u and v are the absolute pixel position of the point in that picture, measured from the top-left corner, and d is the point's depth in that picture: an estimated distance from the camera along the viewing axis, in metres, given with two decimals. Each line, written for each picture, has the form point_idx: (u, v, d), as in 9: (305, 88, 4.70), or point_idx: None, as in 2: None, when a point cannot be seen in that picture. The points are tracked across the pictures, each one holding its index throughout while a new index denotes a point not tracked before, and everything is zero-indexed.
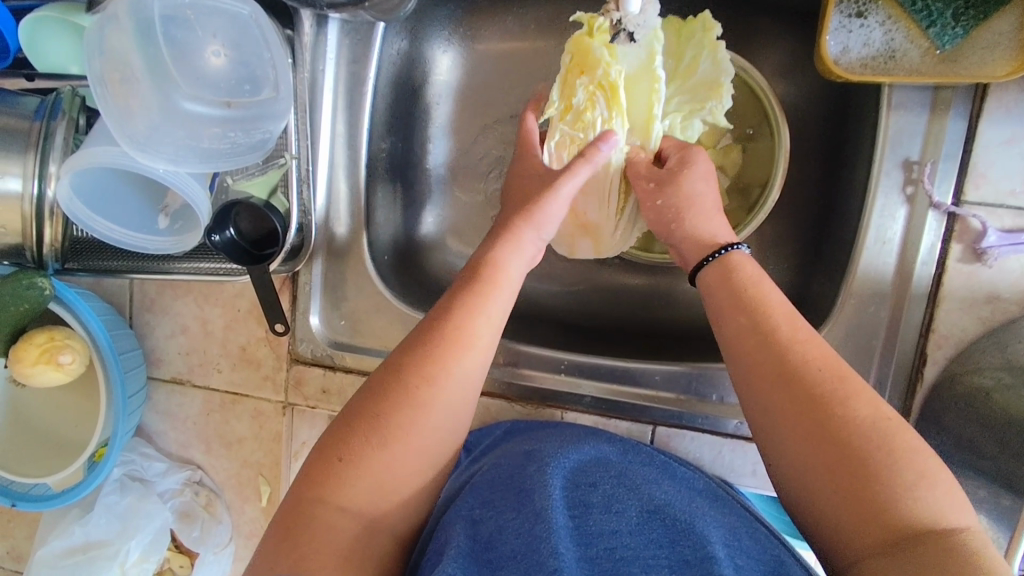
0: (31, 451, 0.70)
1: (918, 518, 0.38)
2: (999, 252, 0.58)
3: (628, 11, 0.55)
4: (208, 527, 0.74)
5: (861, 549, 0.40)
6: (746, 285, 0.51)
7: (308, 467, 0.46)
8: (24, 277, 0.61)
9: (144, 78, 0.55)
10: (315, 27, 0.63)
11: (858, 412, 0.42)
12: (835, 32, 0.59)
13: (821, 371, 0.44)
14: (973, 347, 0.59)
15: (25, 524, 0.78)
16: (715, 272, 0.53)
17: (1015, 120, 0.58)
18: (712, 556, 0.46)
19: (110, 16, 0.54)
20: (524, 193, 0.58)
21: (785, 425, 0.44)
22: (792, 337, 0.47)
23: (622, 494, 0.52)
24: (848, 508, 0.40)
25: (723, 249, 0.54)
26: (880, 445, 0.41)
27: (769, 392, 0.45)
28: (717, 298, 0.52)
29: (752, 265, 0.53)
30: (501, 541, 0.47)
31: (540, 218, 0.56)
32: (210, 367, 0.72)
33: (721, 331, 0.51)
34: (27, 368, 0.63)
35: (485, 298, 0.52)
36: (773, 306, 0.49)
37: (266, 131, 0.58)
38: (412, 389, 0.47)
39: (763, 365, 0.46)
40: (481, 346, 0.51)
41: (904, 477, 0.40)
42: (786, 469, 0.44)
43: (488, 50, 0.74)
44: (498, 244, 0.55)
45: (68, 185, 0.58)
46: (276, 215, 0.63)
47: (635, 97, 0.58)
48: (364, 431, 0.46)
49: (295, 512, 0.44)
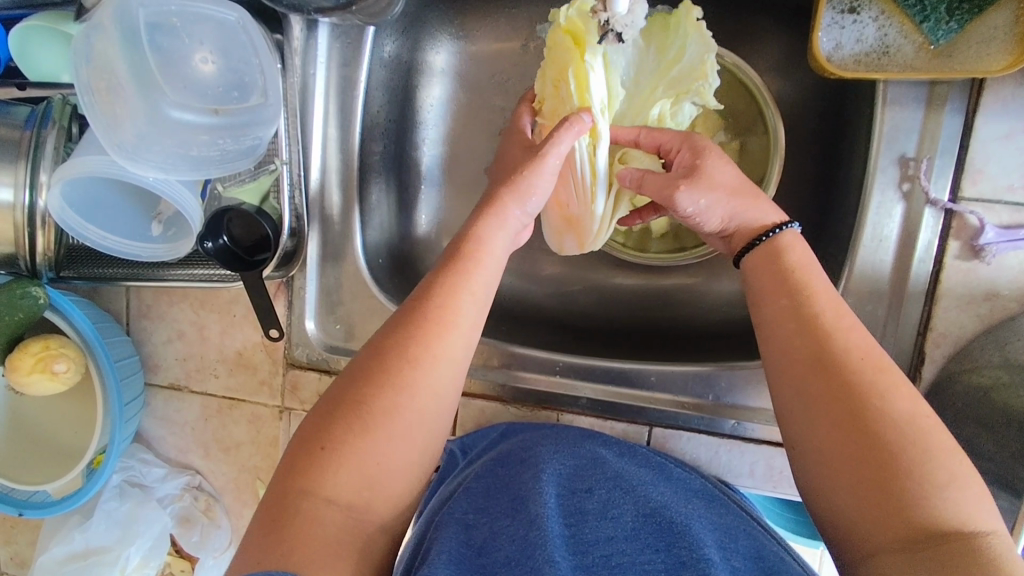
0: (30, 458, 0.70)
1: (942, 519, 0.38)
2: (997, 248, 0.58)
3: (615, 12, 0.54)
4: (207, 532, 0.74)
5: (875, 548, 0.40)
6: (793, 270, 0.49)
7: (292, 455, 0.46)
8: (18, 286, 0.61)
9: (132, 88, 0.55)
10: (304, 32, 0.63)
11: (895, 409, 0.42)
12: (828, 28, 0.59)
13: (862, 362, 0.44)
14: (972, 345, 0.58)
15: (27, 530, 0.78)
16: (758, 256, 0.52)
17: (1012, 115, 0.57)
18: (708, 557, 0.46)
19: (96, 24, 0.54)
20: (516, 167, 0.56)
21: (812, 416, 0.44)
22: (837, 325, 0.46)
23: (619, 500, 0.52)
24: (866, 507, 0.40)
25: (771, 231, 0.52)
26: (914, 441, 0.40)
27: (806, 378, 0.45)
28: (755, 287, 0.51)
29: (801, 248, 0.51)
30: (495, 547, 0.47)
31: (527, 194, 0.54)
32: (206, 372, 0.72)
33: (760, 316, 0.50)
34: (23, 377, 0.63)
35: (471, 276, 0.52)
36: (819, 290, 0.48)
37: (256, 136, 0.57)
38: (395, 371, 0.48)
39: (795, 358, 0.46)
40: (466, 325, 0.51)
41: (936, 475, 0.39)
42: (811, 458, 0.44)
43: (480, 51, 0.73)
44: (486, 216, 0.54)
45: (59, 195, 0.58)
46: (268, 219, 0.62)
47: (593, 83, 0.56)
48: (347, 414, 0.46)
49: (279, 505, 0.44)
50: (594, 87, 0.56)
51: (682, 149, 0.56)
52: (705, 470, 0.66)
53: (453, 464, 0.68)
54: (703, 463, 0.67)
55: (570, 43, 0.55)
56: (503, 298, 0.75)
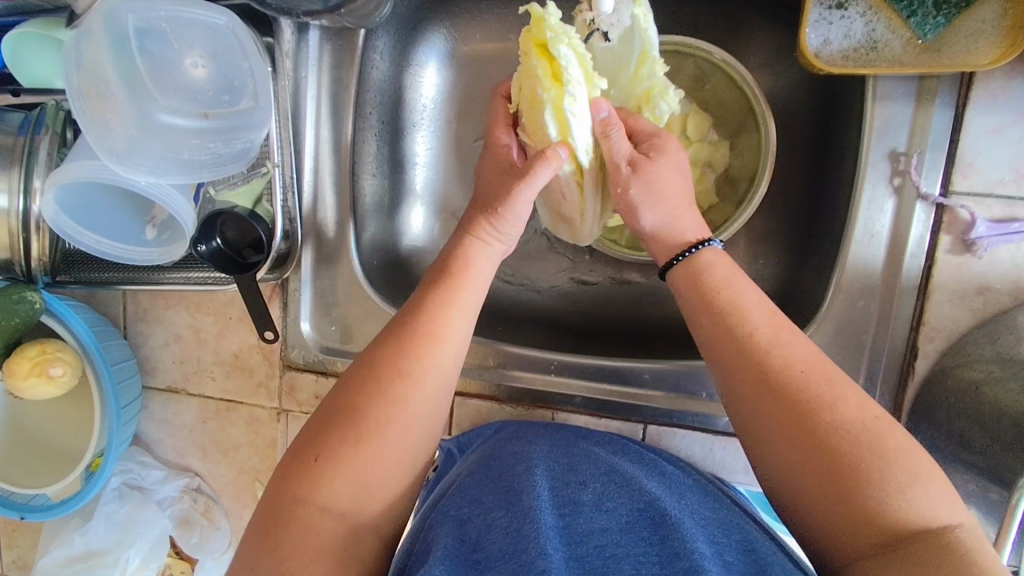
0: (30, 461, 0.71)
1: (912, 517, 0.38)
2: (988, 242, 0.58)
3: (600, 12, 0.56)
4: (206, 534, 0.75)
5: (851, 551, 0.40)
6: (716, 288, 0.50)
7: (285, 467, 0.47)
8: (15, 291, 0.62)
9: (121, 91, 0.54)
10: (294, 36, 0.64)
11: (845, 412, 0.42)
12: (815, 24, 0.58)
13: (804, 375, 0.44)
14: (964, 339, 0.59)
15: (28, 534, 0.78)
16: (680, 271, 0.53)
17: (1002, 108, 0.57)
18: (698, 550, 0.46)
19: (85, 31, 0.54)
20: (491, 197, 0.56)
21: (767, 432, 0.44)
22: (774, 339, 0.46)
23: (614, 493, 0.52)
24: (837, 513, 0.40)
25: (689, 249, 0.53)
26: (869, 447, 0.41)
27: (759, 399, 0.45)
28: (688, 299, 0.51)
29: (721, 262, 0.52)
30: (488, 541, 0.47)
31: (500, 220, 0.55)
32: (203, 375, 0.73)
33: (700, 336, 0.50)
34: (20, 381, 0.63)
35: (457, 295, 0.52)
36: (750, 304, 0.49)
37: (247, 139, 0.58)
38: (388, 383, 0.48)
39: (744, 376, 0.46)
40: (456, 340, 0.51)
41: (897, 477, 0.39)
42: (773, 470, 0.44)
43: (472, 51, 0.74)
44: (471, 239, 0.56)
45: (53, 200, 0.58)
46: (261, 223, 0.63)
47: (580, 121, 0.54)
48: (340, 424, 0.47)
49: (274, 515, 0.44)
50: (581, 115, 0.54)
51: (643, 139, 0.57)
52: (700, 467, 0.67)
53: (450, 462, 0.68)
54: (697, 460, 0.67)
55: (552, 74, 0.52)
56: (498, 297, 0.75)
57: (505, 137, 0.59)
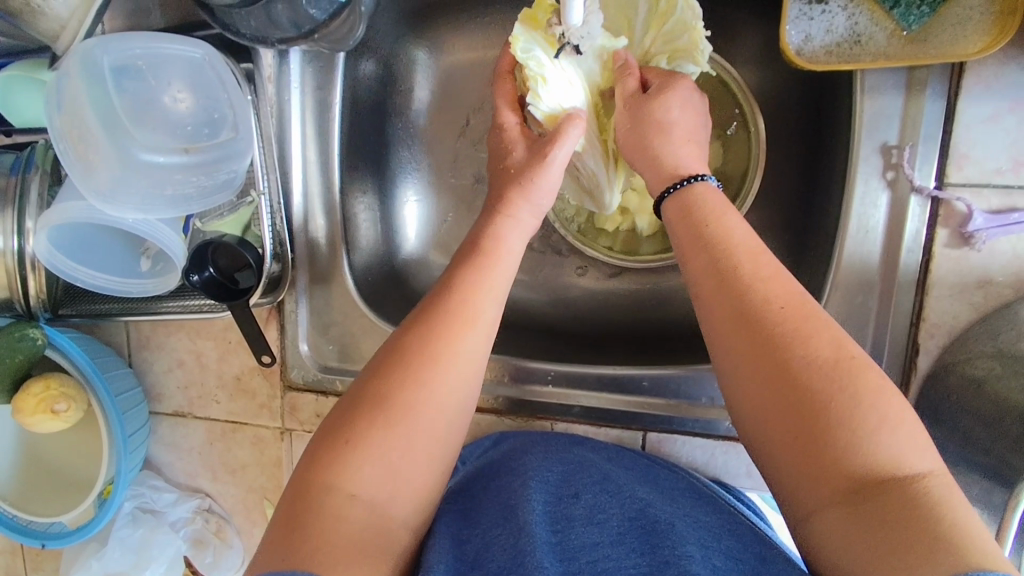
0: (46, 487, 0.73)
1: (878, 463, 0.40)
2: (987, 234, 0.56)
3: (571, 25, 0.54)
4: (219, 553, 0.76)
5: (817, 497, 0.41)
6: (708, 221, 0.51)
7: (313, 449, 0.47)
8: (17, 329, 0.63)
9: (101, 136, 0.55)
10: (276, 60, 0.64)
11: (820, 349, 0.43)
12: (796, 21, 0.57)
13: (783, 312, 0.45)
14: (966, 334, 0.57)
15: (50, 558, 0.80)
16: (672, 205, 0.54)
17: (997, 95, 0.55)
18: (688, 555, 0.46)
19: (63, 72, 0.54)
20: (516, 174, 0.58)
21: (744, 370, 0.45)
22: (757, 273, 0.47)
23: (605, 504, 0.53)
24: (805, 462, 0.42)
25: (685, 180, 0.54)
26: (841, 387, 0.42)
27: (732, 335, 0.46)
28: (682, 227, 0.52)
29: (714, 195, 0.53)
30: (487, 558, 0.47)
31: (533, 193, 0.57)
32: (208, 398, 0.74)
33: (686, 273, 0.51)
34: (27, 417, 0.65)
35: (485, 274, 0.53)
36: (737, 243, 0.49)
37: (231, 170, 0.58)
38: (417, 368, 0.49)
39: (725, 314, 0.47)
40: (486, 323, 0.52)
41: (866, 422, 0.40)
42: (746, 410, 0.45)
43: (454, 61, 0.74)
44: (501, 217, 0.57)
45: (45, 239, 0.59)
46: (251, 250, 0.63)
47: (562, 97, 0.58)
48: (370, 410, 0.47)
49: (301, 497, 0.44)
50: (552, 103, 0.57)
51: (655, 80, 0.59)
52: (701, 472, 0.66)
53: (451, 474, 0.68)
54: (698, 464, 0.67)
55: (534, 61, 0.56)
56: None
57: (509, 116, 0.60)
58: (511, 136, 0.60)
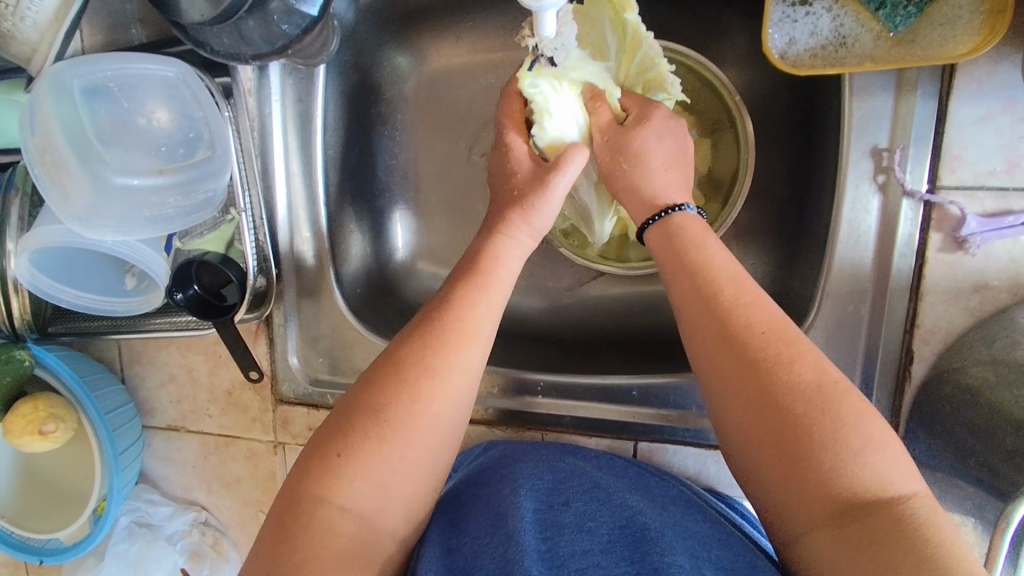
0: (42, 504, 0.73)
1: (863, 487, 0.39)
2: (981, 239, 0.55)
3: (543, 35, 0.51)
4: (217, 565, 0.76)
5: (804, 522, 0.40)
6: (691, 243, 0.50)
7: (304, 460, 0.46)
8: (3, 351, 0.64)
9: (73, 160, 0.57)
10: (255, 73, 0.62)
11: (800, 373, 0.42)
12: (779, 23, 0.56)
13: (764, 336, 0.44)
14: (962, 341, 0.56)
15: (52, 571, 0.81)
16: (656, 232, 0.53)
17: (989, 95, 0.54)
18: (677, 564, 0.45)
19: (35, 96, 0.56)
20: (511, 195, 0.56)
21: (727, 393, 0.44)
22: (737, 300, 0.46)
23: (596, 512, 0.51)
24: (788, 484, 0.41)
25: (663, 211, 0.53)
26: (823, 410, 0.41)
27: (718, 354, 0.45)
28: (663, 259, 0.51)
29: (696, 223, 0.52)
30: (475, 567, 0.45)
31: (533, 216, 0.55)
32: (200, 413, 0.74)
33: (670, 290, 0.50)
34: (16, 439, 0.65)
35: (484, 292, 0.52)
36: (716, 269, 0.48)
37: (209, 189, 0.60)
38: (413, 380, 0.47)
39: (709, 333, 0.46)
40: (483, 337, 0.51)
41: (850, 443, 0.40)
42: (732, 431, 0.44)
43: (438, 68, 0.73)
44: (500, 237, 0.55)
45: (27, 262, 0.60)
46: (233, 267, 0.62)
47: (564, 128, 0.57)
48: (364, 422, 0.46)
49: (291, 516, 0.44)
50: (558, 126, 0.57)
51: (631, 107, 0.58)
52: (695, 481, 0.66)
53: None
54: (691, 473, 0.66)
55: (539, 97, 0.56)
56: None
57: (517, 138, 0.58)
58: (517, 156, 0.57)
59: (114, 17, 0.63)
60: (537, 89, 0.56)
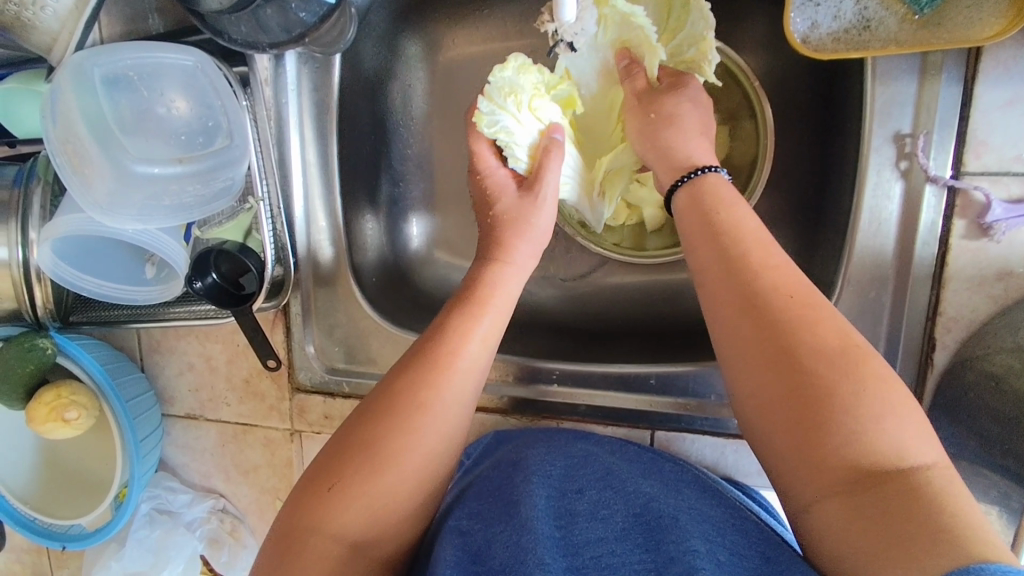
0: (67, 490, 0.74)
1: (880, 454, 0.38)
2: (1007, 225, 0.54)
3: (563, 21, 0.57)
4: (235, 553, 0.77)
5: (817, 489, 0.40)
6: (721, 210, 0.49)
7: (299, 493, 0.47)
8: (26, 340, 0.64)
9: (95, 148, 0.58)
10: (271, 63, 0.62)
11: (826, 336, 0.42)
12: (801, 8, 0.54)
13: (790, 300, 0.43)
14: (984, 329, 0.55)
15: (74, 557, 0.82)
16: (684, 195, 0.52)
17: (1014, 80, 0.53)
18: (693, 550, 0.44)
19: (56, 86, 0.57)
20: (502, 222, 0.58)
21: (746, 356, 0.44)
22: (765, 262, 0.46)
23: (609, 500, 0.51)
24: (797, 449, 0.41)
25: (697, 170, 0.52)
26: (848, 372, 0.40)
27: (738, 318, 0.45)
28: (688, 220, 0.51)
29: (726, 187, 0.51)
30: (490, 554, 0.45)
31: (529, 233, 0.57)
32: (218, 401, 0.75)
33: (693, 262, 0.49)
34: (39, 426, 0.66)
35: (478, 320, 0.52)
36: (749, 229, 0.48)
37: (228, 177, 0.60)
38: (405, 415, 0.47)
39: (733, 301, 0.45)
40: (472, 367, 0.51)
41: (871, 408, 0.39)
42: (745, 398, 0.44)
43: (454, 56, 0.72)
44: (489, 262, 0.56)
45: (50, 252, 0.60)
46: (252, 257, 0.63)
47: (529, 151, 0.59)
48: (354, 455, 0.46)
49: (291, 536, 0.44)
50: (524, 149, 0.58)
51: (665, 77, 0.59)
52: (712, 470, 0.66)
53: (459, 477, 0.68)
54: (708, 462, 0.66)
55: (499, 131, 0.57)
56: None
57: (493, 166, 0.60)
58: (494, 181, 0.59)
59: (132, 6, 0.64)
60: (496, 125, 0.57)
